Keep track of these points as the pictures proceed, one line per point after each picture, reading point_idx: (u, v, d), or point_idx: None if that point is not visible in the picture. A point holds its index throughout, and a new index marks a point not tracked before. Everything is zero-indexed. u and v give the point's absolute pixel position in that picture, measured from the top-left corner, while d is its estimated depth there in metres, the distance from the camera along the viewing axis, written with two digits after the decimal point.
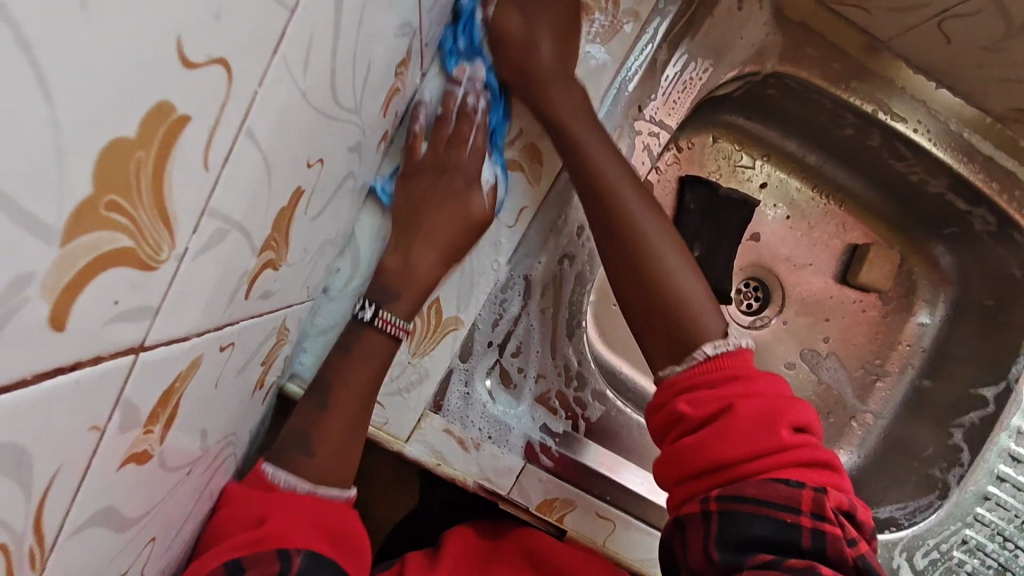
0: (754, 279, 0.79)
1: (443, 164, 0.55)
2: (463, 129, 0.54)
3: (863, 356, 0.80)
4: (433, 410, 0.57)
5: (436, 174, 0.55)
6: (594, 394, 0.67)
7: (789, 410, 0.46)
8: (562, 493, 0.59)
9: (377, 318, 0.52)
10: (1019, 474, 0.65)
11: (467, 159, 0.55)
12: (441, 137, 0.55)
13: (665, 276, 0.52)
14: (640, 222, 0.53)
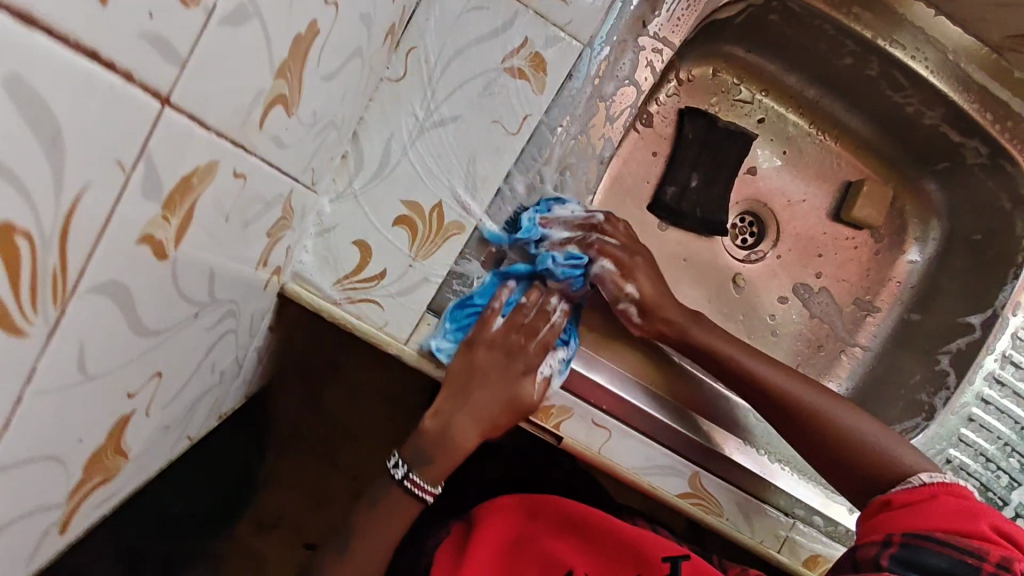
0: (750, 214, 0.81)
1: (509, 348, 0.60)
2: (540, 322, 0.61)
3: (853, 292, 0.82)
4: (432, 313, 0.58)
5: (500, 353, 0.59)
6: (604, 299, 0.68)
7: (1005, 521, 0.52)
8: (559, 401, 0.61)
9: (406, 478, 0.62)
10: (1002, 398, 0.69)
11: (534, 351, 0.60)
12: (516, 322, 0.60)
13: (797, 395, 0.63)
14: (750, 361, 0.64)
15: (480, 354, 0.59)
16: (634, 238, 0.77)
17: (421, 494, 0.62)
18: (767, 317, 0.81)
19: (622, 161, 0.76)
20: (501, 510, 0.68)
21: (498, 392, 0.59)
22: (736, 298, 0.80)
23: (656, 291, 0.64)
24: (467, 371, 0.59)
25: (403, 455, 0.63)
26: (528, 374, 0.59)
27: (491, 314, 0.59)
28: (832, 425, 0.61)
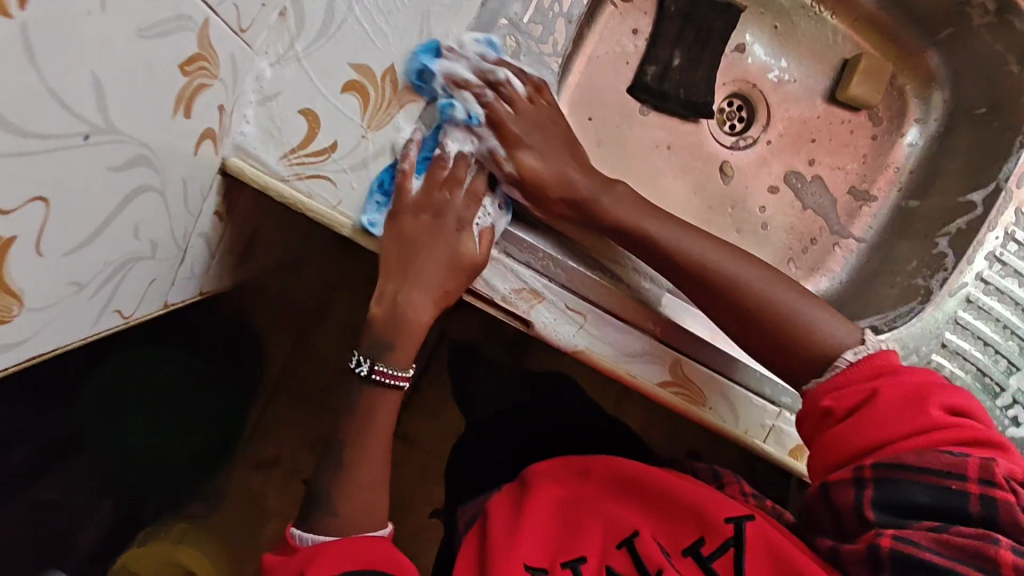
0: (738, 98, 0.77)
1: (437, 207, 0.54)
2: (441, 162, 0.54)
3: (848, 180, 0.78)
4: (389, 190, 0.53)
5: (428, 217, 0.54)
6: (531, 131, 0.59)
7: (941, 395, 0.52)
8: (533, 286, 0.56)
9: (374, 370, 0.55)
10: (1002, 278, 0.66)
11: (462, 201, 0.55)
12: (436, 177, 0.54)
13: (717, 270, 0.57)
14: (664, 236, 0.58)
15: (410, 220, 0.53)
16: (612, 124, 0.72)
17: (396, 383, 0.56)
18: (756, 210, 0.77)
19: (597, 39, 0.70)
20: (552, 473, 0.65)
21: (443, 253, 0.54)
22: (723, 188, 0.76)
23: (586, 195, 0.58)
24: (399, 242, 0.53)
25: (364, 351, 0.55)
26: (462, 233, 0.54)
27: (410, 175, 0.52)
28: (758, 300, 0.56)
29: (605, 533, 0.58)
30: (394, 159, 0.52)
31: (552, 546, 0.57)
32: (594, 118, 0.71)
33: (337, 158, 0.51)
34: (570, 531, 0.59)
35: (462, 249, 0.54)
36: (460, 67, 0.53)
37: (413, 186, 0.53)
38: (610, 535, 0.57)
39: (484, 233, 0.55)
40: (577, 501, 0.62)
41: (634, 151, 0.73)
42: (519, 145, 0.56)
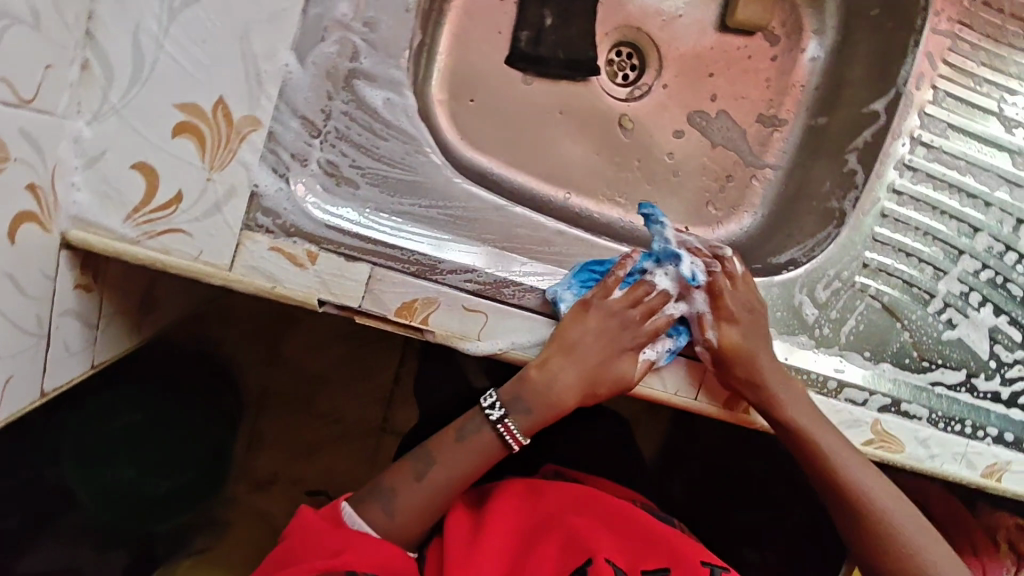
0: (626, 45, 0.73)
1: (619, 325, 0.57)
2: (652, 292, 0.58)
3: (754, 109, 0.75)
4: (253, 229, 0.50)
5: (612, 324, 0.57)
6: (399, 138, 0.54)
7: None
8: (421, 294, 0.54)
9: (501, 422, 0.56)
10: (916, 186, 0.65)
11: (641, 333, 0.57)
12: (635, 298, 0.58)
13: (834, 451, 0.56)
14: (787, 407, 0.57)
15: (595, 314, 0.57)
16: (496, 102, 0.69)
17: (511, 445, 0.56)
18: (664, 158, 0.74)
19: (459, 12, 0.66)
20: (512, 499, 0.64)
21: (601, 356, 0.56)
22: (626, 143, 0.73)
23: (744, 342, 0.57)
24: (577, 326, 0.56)
25: (501, 395, 0.56)
26: (627, 353, 0.57)
27: (615, 283, 0.58)
28: (870, 504, 0.56)
29: (560, 556, 0.57)
30: (604, 265, 0.60)
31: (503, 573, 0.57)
32: (474, 100, 0.68)
33: (185, 208, 0.48)
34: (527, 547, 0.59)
35: (620, 367, 0.57)
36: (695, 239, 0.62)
37: (613, 293, 0.58)
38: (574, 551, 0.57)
39: (643, 361, 0.57)
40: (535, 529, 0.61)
41: (526, 125, 0.70)
42: (728, 319, 0.58)
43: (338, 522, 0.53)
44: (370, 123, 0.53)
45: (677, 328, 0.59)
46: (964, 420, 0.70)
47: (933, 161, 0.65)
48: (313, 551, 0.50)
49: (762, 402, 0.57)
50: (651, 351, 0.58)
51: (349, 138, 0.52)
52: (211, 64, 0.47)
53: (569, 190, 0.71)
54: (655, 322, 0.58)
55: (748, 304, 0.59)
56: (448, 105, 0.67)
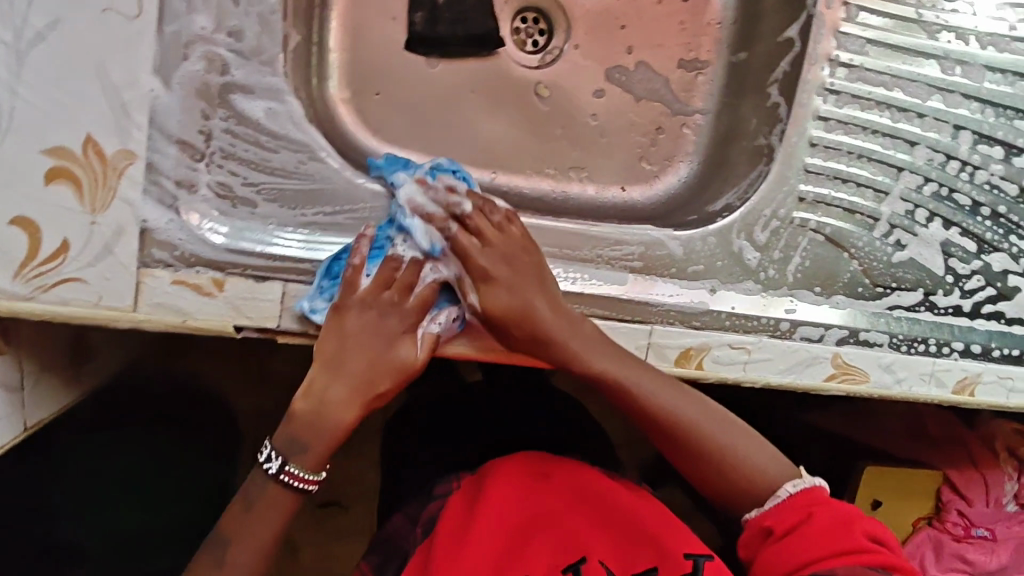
0: (530, 11, 0.70)
1: (382, 310, 0.52)
2: (400, 266, 0.53)
3: (674, 55, 0.72)
4: (151, 265, 0.48)
5: (373, 318, 0.52)
6: (291, 148, 0.52)
7: (863, 520, 0.53)
8: (341, 303, 0.52)
9: (282, 471, 0.51)
10: (841, 109, 0.62)
11: (410, 313, 0.53)
12: (388, 279, 0.52)
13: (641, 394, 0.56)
14: (592, 361, 0.55)
15: (353, 315, 0.51)
16: (401, 91, 0.66)
17: (303, 486, 0.52)
18: (588, 120, 0.71)
19: (346, 4, 0.64)
20: (510, 475, 0.67)
21: (376, 348, 0.52)
22: (546, 111, 0.70)
23: (510, 303, 0.53)
24: (339, 336, 0.51)
25: (279, 446, 0.52)
26: (403, 336, 0.53)
27: (356, 273, 0.51)
28: (693, 432, 0.58)
29: (552, 554, 0.61)
30: (346, 248, 0.53)
31: (496, 558, 0.61)
32: (379, 94, 0.65)
33: (73, 255, 0.46)
34: (519, 541, 0.62)
35: (400, 354, 0.53)
36: (428, 186, 0.55)
37: (362, 282, 0.51)
38: (561, 549, 0.61)
39: (426, 338, 0.53)
40: (534, 516, 0.64)
41: (438, 109, 0.67)
42: (483, 277, 0.53)
43: None
44: (258, 138, 0.50)
45: (446, 291, 0.55)
46: (927, 339, 0.68)
47: (855, 81, 0.62)
48: None
49: (562, 362, 0.55)
50: (432, 324, 0.54)
51: (236, 155, 0.50)
52: (71, 102, 0.45)
53: (495, 169, 0.68)
54: (413, 297, 0.53)
55: (511, 251, 0.54)
56: (352, 102, 0.64)
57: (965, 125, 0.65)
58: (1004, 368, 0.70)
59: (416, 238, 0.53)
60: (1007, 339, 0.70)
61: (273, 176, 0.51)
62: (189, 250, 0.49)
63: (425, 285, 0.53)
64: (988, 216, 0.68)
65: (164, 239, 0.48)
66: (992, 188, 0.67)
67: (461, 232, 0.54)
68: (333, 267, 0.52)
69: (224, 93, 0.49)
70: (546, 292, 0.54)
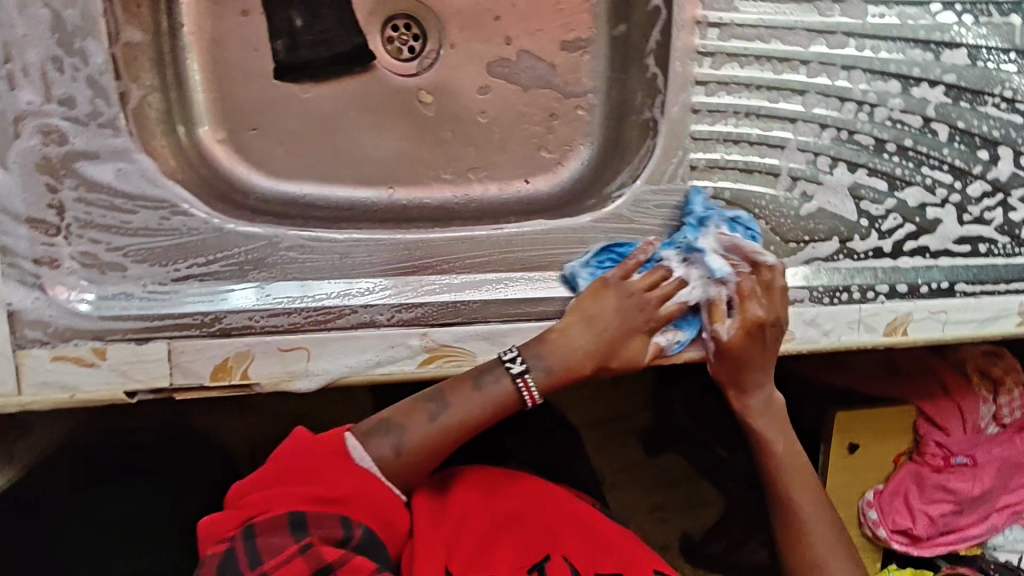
0: (399, 17, 0.69)
1: (632, 310, 0.59)
2: (669, 281, 0.60)
3: (553, 38, 0.70)
4: (27, 346, 0.49)
5: (636, 307, 0.59)
6: (150, 205, 0.51)
7: None
8: (232, 350, 0.52)
9: (517, 380, 0.55)
10: (719, 70, 0.61)
11: (645, 328, 0.59)
12: (658, 284, 0.60)
13: (796, 465, 0.65)
14: (766, 430, 0.65)
15: (614, 295, 0.59)
16: (277, 121, 0.65)
17: (527, 398, 0.56)
18: (477, 118, 0.70)
19: (202, 43, 0.62)
20: (478, 484, 0.65)
21: (611, 335, 0.58)
22: (430, 117, 0.69)
23: (750, 351, 0.61)
24: (589, 319, 0.58)
25: (524, 351, 0.56)
26: (642, 335, 0.59)
27: (635, 265, 0.59)
28: (804, 518, 0.63)
29: (517, 557, 0.59)
30: (625, 248, 0.61)
31: (467, 558, 0.58)
32: (256, 128, 0.64)
33: None
34: (489, 537, 0.61)
35: (628, 348, 0.59)
36: (726, 241, 0.61)
37: (617, 278, 0.59)
38: (528, 547, 0.60)
39: (654, 344, 0.61)
40: (501, 522, 0.62)
41: (318, 132, 0.66)
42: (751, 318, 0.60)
43: (342, 454, 0.52)
44: (112, 201, 0.50)
45: (690, 311, 0.62)
46: (850, 287, 0.67)
47: (729, 39, 0.61)
48: (299, 482, 0.51)
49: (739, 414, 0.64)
50: (662, 334, 0.61)
51: (94, 223, 0.50)
52: None
53: (391, 186, 0.68)
54: (666, 309, 0.60)
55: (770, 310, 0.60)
56: (229, 142, 0.64)
57: (855, 64, 0.63)
58: (934, 303, 0.68)
59: (711, 252, 0.60)
60: (934, 273, 0.69)
61: (135, 237, 0.51)
62: (63, 324, 0.49)
63: (677, 301, 0.60)
64: (895, 152, 0.66)
65: (35, 317, 0.49)
66: (896, 123, 0.65)
67: (747, 280, 0.60)
68: (605, 255, 0.61)
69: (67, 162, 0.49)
70: (770, 357, 0.62)
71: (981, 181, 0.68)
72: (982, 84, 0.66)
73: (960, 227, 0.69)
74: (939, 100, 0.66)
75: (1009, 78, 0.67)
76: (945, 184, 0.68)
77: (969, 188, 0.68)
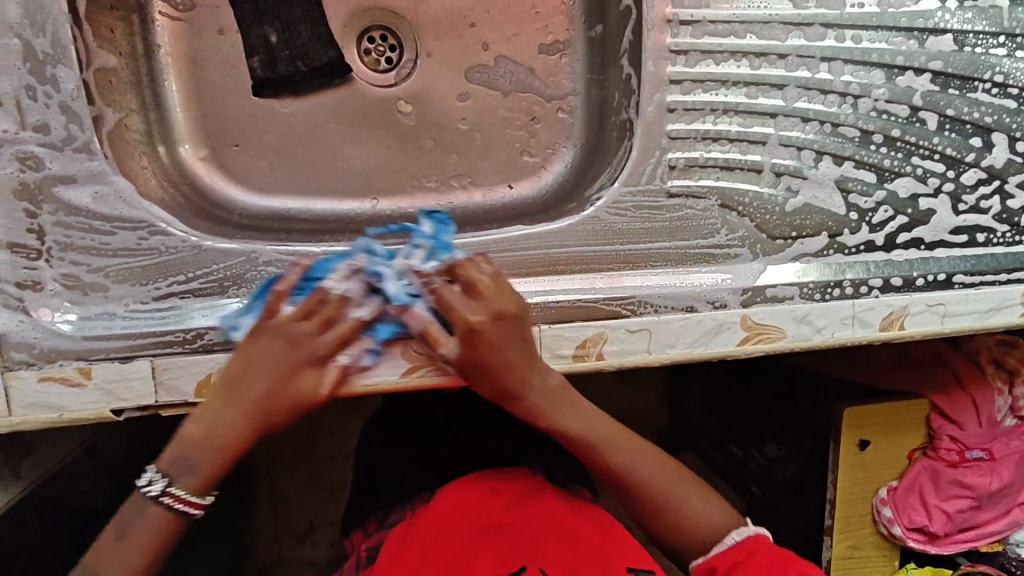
0: (375, 29, 0.69)
1: (292, 344, 0.49)
2: (337, 303, 0.51)
3: (530, 41, 0.70)
4: (15, 367, 0.50)
5: (290, 343, 0.50)
6: (127, 226, 0.52)
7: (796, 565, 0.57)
8: (213, 367, 0.52)
9: (164, 494, 0.50)
10: (693, 67, 0.61)
11: (320, 354, 0.50)
12: (315, 312, 0.50)
13: (620, 451, 0.58)
14: (569, 425, 0.57)
15: (267, 338, 0.50)
16: (258, 136, 0.67)
17: (187, 510, 0.51)
18: (457, 125, 0.70)
19: (181, 65, 0.65)
20: (466, 491, 0.67)
21: (266, 381, 0.49)
22: (412, 125, 0.70)
23: (500, 352, 0.52)
24: (245, 363, 0.50)
25: (161, 470, 0.50)
26: (309, 367, 0.50)
27: (276, 296, 0.50)
28: (656, 487, 0.59)
29: (503, 556, 0.60)
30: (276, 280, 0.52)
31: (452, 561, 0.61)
32: (237, 144, 0.66)
33: None
34: (468, 549, 0.61)
35: (304, 386, 0.50)
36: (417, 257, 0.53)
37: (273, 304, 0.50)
38: (507, 557, 0.60)
39: (333, 371, 0.51)
40: (488, 525, 0.64)
41: (300, 145, 0.68)
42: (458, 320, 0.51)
43: None
44: (89, 224, 0.52)
45: (371, 328, 0.53)
46: (841, 282, 0.65)
47: (701, 36, 0.61)
48: None
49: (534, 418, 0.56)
50: (346, 354, 0.52)
51: (74, 245, 0.51)
52: None
53: (374, 196, 0.68)
54: (337, 333, 0.51)
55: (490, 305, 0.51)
56: (212, 159, 0.66)
57: (835, 55, 0.62)
58: (933, 295, 0.66)
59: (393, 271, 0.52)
60: (930, 265, 0.67)
61: (114, 257, 0.52)
62: (48, 344, 0.50)
63: (352, 321, 0.51)
64: (882, 143, 0.64)
65: (21, 339, 0.50)
66: (881, 114, 0.64)
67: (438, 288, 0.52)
68: (263, 291, 0.52)
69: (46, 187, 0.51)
70: (526, 341, 0.53)
71: (976, 168, 0.66)
72: (971, 70, 0.65)
73: (956, 216, 0.67)
74: (925, 88, 0.64)
75: (999, 61, 0.65)
76: (938, 174, 0.66)
77: (963, 177, 0.66)
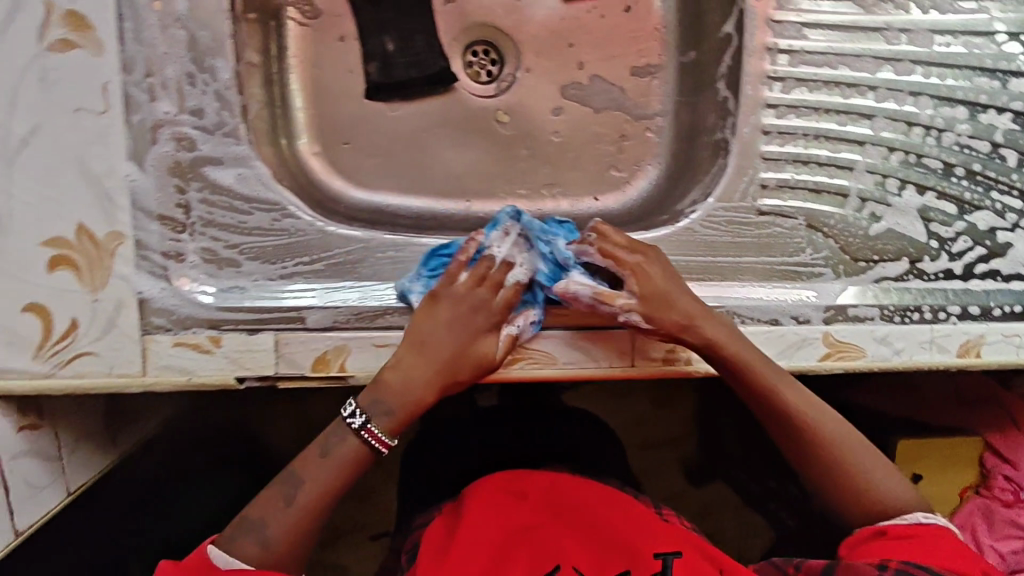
0: (478, 44, 0.74)
1: (472, 303, 0.55)
2: (498, 269, 0.56)
3: (625, 63, 0.74)
4: (152, 331, 0.53)
5: (468, 304, 0.55)
6: (262, 207, 0.56)
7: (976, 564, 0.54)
8: (330, 344, 0.56)
9: (366, 428, 0.54)
10: (789, 94, 0.64)
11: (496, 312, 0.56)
12: (481, 279, 0.56)
13: (790, 393, 0.59)
14: (744, 358, 0.58)
15: (444, 302, 0.55)
16: (368, 136, 0.71)
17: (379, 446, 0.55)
18: (551, 137, 0.74)
19: (305, 66, 0.69)
20: (486, 492, 0.67)
21: (447, 336, 0.54)
22: (509, 134, 0.74)
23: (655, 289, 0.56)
24: (430, 319, 0.55)
25: (363, 404, 0.54)
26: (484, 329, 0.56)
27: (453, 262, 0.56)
28: (823, 436, 0.59)
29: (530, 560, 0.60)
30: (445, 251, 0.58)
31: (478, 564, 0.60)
32: (348, 141, 0.70)
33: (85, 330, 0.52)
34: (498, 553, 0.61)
35: (481, 347, 0.56)
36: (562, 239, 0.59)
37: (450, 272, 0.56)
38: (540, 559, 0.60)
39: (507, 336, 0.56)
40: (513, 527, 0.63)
41: (405, 146, 0.72)
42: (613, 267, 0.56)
43: None
44: (229, 203, 0.55)
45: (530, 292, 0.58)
46: (920, 307, 0.67)
47: (798, 65, 0.64)
48: None
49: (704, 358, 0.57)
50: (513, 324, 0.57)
51: (215, 221, 0.55)
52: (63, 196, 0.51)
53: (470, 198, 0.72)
54: (502, 296, 0.56)
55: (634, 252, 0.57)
56: (324, 154, 0.70)
57: (921, 91, 0.65)
58: (1008, 326, 0.68)
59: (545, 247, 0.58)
60: (1006, 297, 0.69)
61: (248, 235, 0.56)
62: (184, 313, 0.54)
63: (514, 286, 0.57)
64: (964, 176, 0.67)
65: (161, 305, 0.53)
66: (964, 148, 0.67)
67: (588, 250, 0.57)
68: (433, 263, 0.58)
69: (195, 166, 0.55)
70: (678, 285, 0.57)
71: None
72: None
73: None
74: (1007, 127, 0.67)
75: None
76: (1016, 210, 0.68)
77: None
